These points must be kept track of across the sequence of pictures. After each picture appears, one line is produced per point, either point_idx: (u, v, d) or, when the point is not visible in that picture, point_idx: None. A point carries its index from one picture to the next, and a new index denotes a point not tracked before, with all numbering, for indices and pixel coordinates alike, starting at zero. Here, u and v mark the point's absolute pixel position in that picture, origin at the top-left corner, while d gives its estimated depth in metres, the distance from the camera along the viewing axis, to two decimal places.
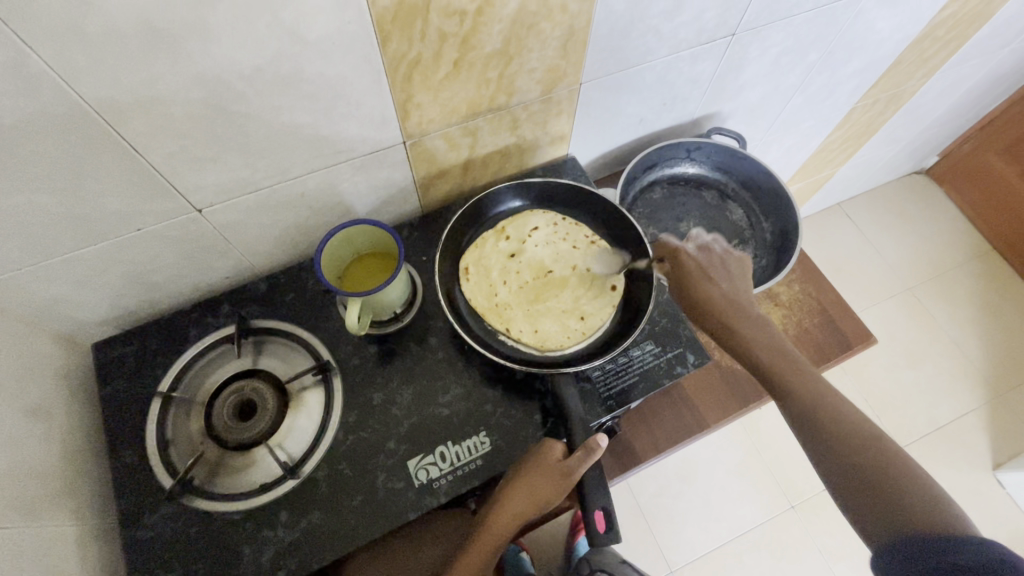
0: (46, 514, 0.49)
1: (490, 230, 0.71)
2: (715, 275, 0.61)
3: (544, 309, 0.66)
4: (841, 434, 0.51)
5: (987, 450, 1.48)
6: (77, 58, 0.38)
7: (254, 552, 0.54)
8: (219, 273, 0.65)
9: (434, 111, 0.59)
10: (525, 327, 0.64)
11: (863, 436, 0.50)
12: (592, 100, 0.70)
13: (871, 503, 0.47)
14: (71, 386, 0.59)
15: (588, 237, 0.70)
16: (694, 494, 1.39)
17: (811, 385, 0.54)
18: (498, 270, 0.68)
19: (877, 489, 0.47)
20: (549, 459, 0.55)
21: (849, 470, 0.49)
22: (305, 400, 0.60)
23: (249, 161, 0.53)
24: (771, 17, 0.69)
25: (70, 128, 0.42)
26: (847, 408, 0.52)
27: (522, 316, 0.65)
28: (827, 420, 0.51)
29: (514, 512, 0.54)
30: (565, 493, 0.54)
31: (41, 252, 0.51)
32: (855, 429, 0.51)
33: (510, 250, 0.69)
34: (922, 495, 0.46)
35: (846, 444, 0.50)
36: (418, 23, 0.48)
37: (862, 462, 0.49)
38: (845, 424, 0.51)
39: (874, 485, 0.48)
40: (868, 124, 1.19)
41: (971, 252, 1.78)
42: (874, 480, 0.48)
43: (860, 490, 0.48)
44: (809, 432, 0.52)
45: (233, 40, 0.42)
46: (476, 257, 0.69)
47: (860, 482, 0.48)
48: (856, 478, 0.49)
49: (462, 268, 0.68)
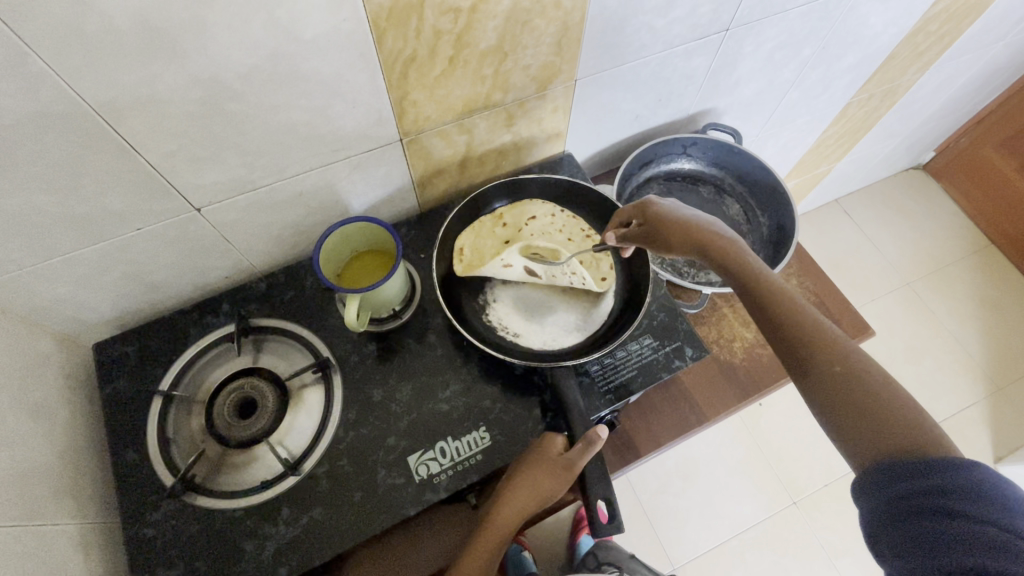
0: (48, 512, 0.50)
1: (488, 216, 0.72)
2: (691, 216, 0.59)
3: (532, 295, 0.67)
4: (822, 353, 0.47)
5: (989, 444, 1.48)
6: (76, 58, 0.39)
7: (256, 549, 0.54)
8: (219, 272, 0.66)
9: (430, 108, 0.59)
10: (509, 311, 0.66)
11: (841, 353, 0.46)
12: (587, 96, 0.70)
13: (856, 424, 0.43)
14: (73, 387, 0.59)
15: (584, 230, 0.70)
16: (696, 491, 1.39)
17: (789, 307, 0.50)
18: (490, 252, 0.68)
19: (861, 408, 0.43)
20: (552, 452, 0.55)
21: (833, 393, 0.45)
22: (306, 397, 0.61)
23: (247, 159, 0.53)
24: (764, 12, 0.69)
25: (69, 128, 0.43)
26: (828, 326, 0.48)
27: (508, 301, 0.67)
28: (807, 342, 0.48)
29: (517, 506, 0.55)
30: (568, 486, 0.54)
31: (41, 252, 0.51)
32: (834, 346, 0.47)
33: (506, 236, 0.69)
34: (908, 415, 0.42)
35: (826, 360, 0.46)
36: (413, 20, 0.48)
37: (844, 381, 0.45)
38: (829, 346, 0.47)
39: (858, 405, 0.44)
40: (864, 120, 1.19)
41: (970, 246, 1.78)
42: (855, 400, 0.44)
43: (841, 413, 0.44)
44: (792, 357, 0.49)
45: (230, 38, 0.42)
46: (471, 241, 0.69)
47: (846, 403, 0.44)
48: (839, 399, 0.45)
49: (456, 248, 0.68)
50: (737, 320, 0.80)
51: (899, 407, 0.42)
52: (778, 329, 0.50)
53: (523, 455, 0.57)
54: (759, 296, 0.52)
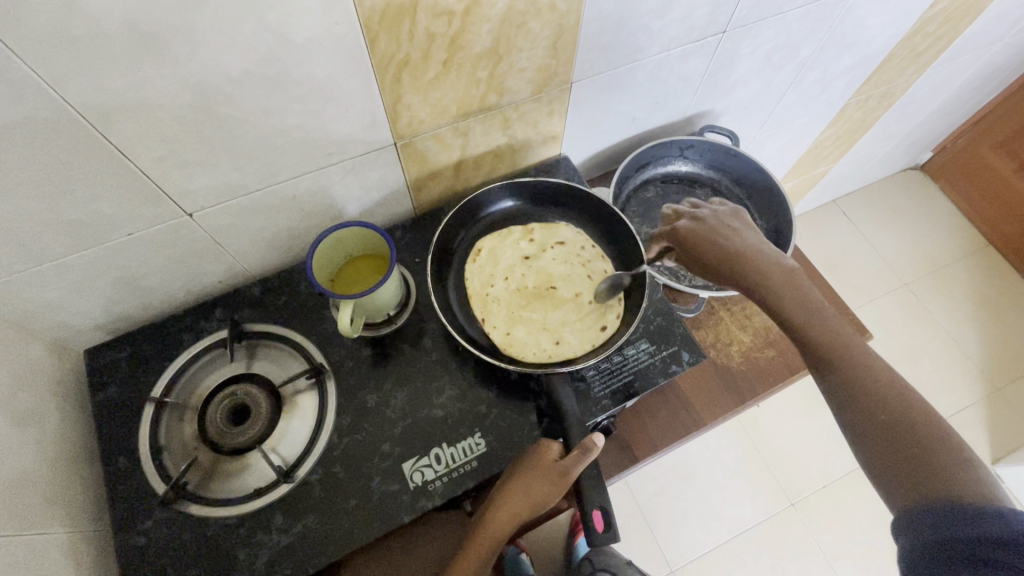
0: (38, 521, 0.49)
1: (519, 227, 0.72)
2: (738, 239, 0.60)
3: (528, 316, 0.67)
4: (864, 385, 0.48)
5: (986, 445, 1.48)
6: (63, 63, 0.38)
7: (248, 557, 0.53)
8: (212, 276, 0.65)
9: (424, 111, 0.58)
10: (499, 326, 0.65)
11: (884, 386, 0.47)
12: (584, 99, 0.70)
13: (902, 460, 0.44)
14: (64, 394, 0.58)
15: (607, 272, 0.69)
16: (694, 492, 1.39)
17: (835, 337, 0.51)
18: (507, 263, 0.69)
19: (904, 441, 0.44)
20: (548, 458, 0.54)
21: (876, 424, 0.46)
22: (299, 403, 0.60)
23: (239, 163, 0.53)
24: (762, 14, 0.69)
25: (57, 133, 0.42)
26: (872, 358, 0.49)
27: (505, 316, 0.66)
28: (851, 373, 0.49)
29: (511, 513, 0.54)
30: (563, 493, 0.54)
31: (30, 258, 0.50)
32: (878, 378, 0.48)
33: (528, 253, 0.70)
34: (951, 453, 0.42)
35: (868, 392, 0.47)
36: (406, 23, 0.48)
37: (887, 414, 0.46)
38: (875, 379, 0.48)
39: (901, 439, 0.44)
40: (862, 120, 1.19)
41: (968, 247, 1.78)
42: (898, 434, 0.45)
43: (885, 449, 0.45)
44: (833, 387, 0.50)
45: (220, 42, 0.42)
46: (492, 246, 0.70)
47: (888, 434, 0.45)
48: (882, 432, 0.46)
49: (474, 250, 0.70)
50: (734, 324, 0.79)
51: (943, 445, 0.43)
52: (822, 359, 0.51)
53: (518, 460, 0.57)
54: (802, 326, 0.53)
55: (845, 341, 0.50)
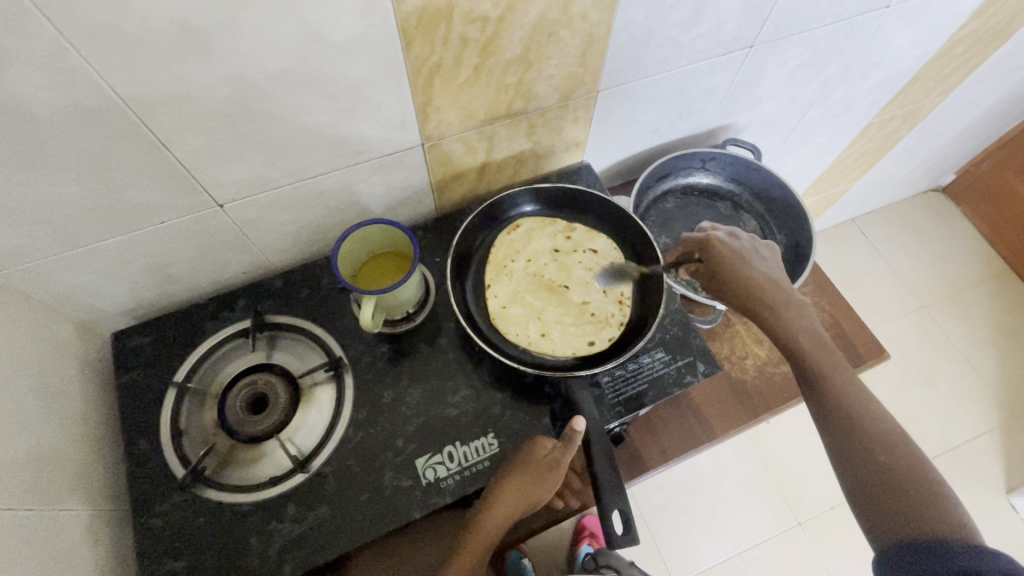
0: (61, 497, 0.51)
1: (562, 222, 0.72)
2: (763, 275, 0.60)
3: (532, 301, 0.67)
4: (865, 437, 0.51)
5: (1000, 474, 1.45)
6: (113, 55, 0.40)
7: (262, 544, 0.54)
8: (237, 267, 0.66)
9: (452, 114, 0.60)
10: (503, 297, 0.67)
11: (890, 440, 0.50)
12: (608, 108, 0.71)
13: (896, 503, 0.47)
14: (90, 374, 0.60)
15: (622, 296, 0.67)
16: (699, 506, 1.38)
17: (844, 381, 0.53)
18: (536, 247, 0.70)
19: (893, 496, 0.48)
20: (540, 453, 0.55)
21: (867, 472, 0.50)
22: (317, 394, 0.61)
23: (270, 158, 0.54)
24: (789, 30, 0.69)
25: (101, 123, 0.44)
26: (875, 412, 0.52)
27: (510, 290, 0.68)
28: (854, 423, 0.51)
29: (507, 510, 0.54)
30: (557, 485, 0.55)
31: (67, 241, 0.52)
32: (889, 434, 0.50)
33: (559, 247, 0.71)
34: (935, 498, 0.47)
35: (874, 442, 0.50)
36: (441, 28, 0.49)
37: (889, 466, 0.49)
38: (878, 427, 0.51)
39: (894, 492, 0.48)
40: (886, 140, 1.18)
41: (987, 271, 1.76)
42: (894, 486, 0.48)
43: (882, 496, 0.48)
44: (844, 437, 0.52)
45: (262, 41, 0.43)
46: (532, 228, 0.72)
47: (876, 486, 0.49)
48: (879, 484, 0.49)
49: (513, 225, 0.72)
50: (750, 337, 0.80)
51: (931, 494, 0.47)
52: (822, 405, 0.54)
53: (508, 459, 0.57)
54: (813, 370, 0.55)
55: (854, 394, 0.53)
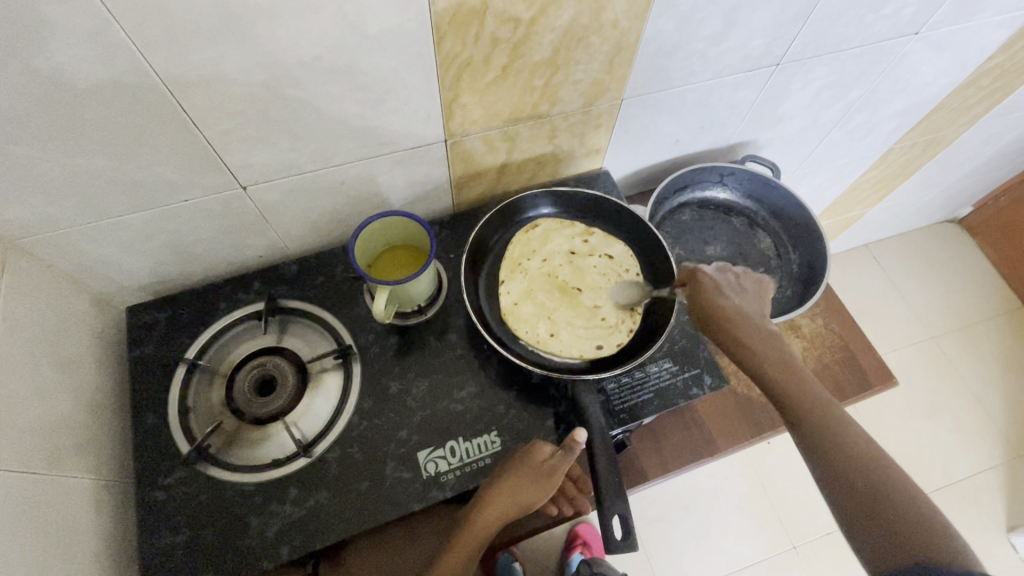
0: (68, 464, 0.51)
1: (580, 224, 0.72)
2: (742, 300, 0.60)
3: (544, 300, 0.67)
4: (844, 450, 0.51)
5: (1002, 512, 1.43)
6: (154, 34, 0.40)
7: (259, 525, 0.55)
8: (253, 250, 0.67)
9: (477, 112, 0.60)
10: (516, 293, 0.67)
11: (870, 461, 0.50)
12: (631, 116, 0.71)
13: (881, 529, 0.48)
14: (102, 346, 0.61)
15: (634, 302, 0.67)
16: (695, 524, 1.36)
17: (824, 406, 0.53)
18: (553, 248, 0.70)
19: (881, 520, 0.48)
20: (537, 459, 0.56)
21: (855, 499, 0.49)
22: (325, 380, 0.62)
23: (296, 144, 0.55)
24: (817, 50, 0.69)
25: (136, 99, 0.45)
26: (863, 438, 0.52)
27: (523, 287, 0.68)
28: (833, 439, 0.52)
29: (498, 510, 0.54)
30: (551, 491, 0.56)
31: (92, 214, 0.53)
32: (864, 455, 0.51)
33: (576, 249, 0.71)
34: (919, 519, 0.47)
35: (853, 468, 0.50)
36: (474, 27, 0.50)
37: (869, 488, 0.49)
38: (857, 448, 0.51)
39: (879, 516, 0.48)
40: (905, 167, 1.18)
41: (1000, 306, 1.74)
42: (874, 510, 0.48)
43: (865, 522, 0.49)
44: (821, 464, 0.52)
45: (299, 28, 0.44)
46: (550, 228, 0.72)
47: (866, 513, 0.49)
48: (863, 509, 0.49)
49: (531, 223, 0.72)
50: None
51: (914, 515, 0.47)
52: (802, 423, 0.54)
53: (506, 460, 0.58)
54: (791, 396, 0.54)
55: (831, 416, 0.53)
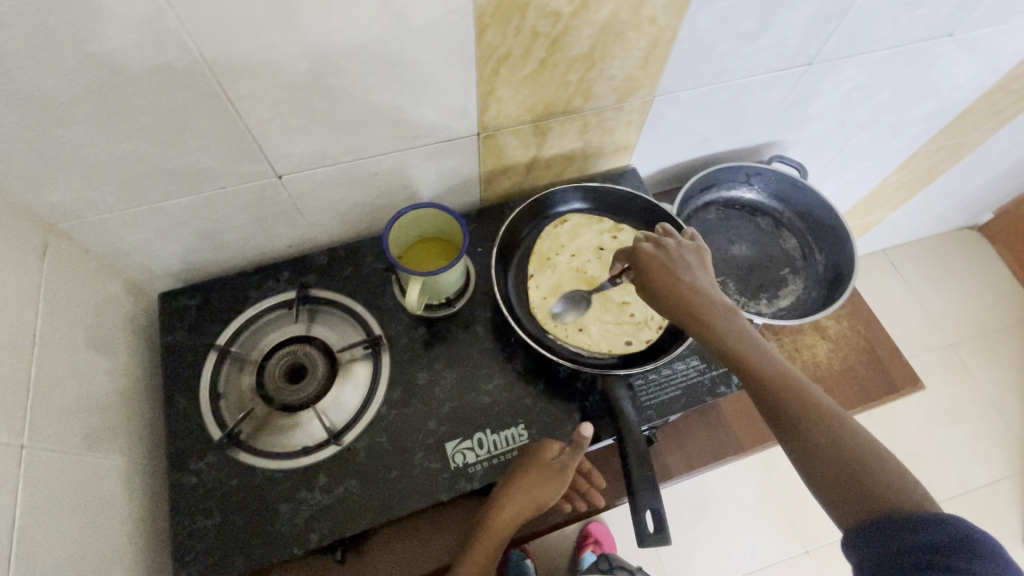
0: (104, 446, 0.52)
1: (609, 221, 0.73)
2: (684, 265, 0.56)
3: (573, 295, 0.67)
4: (804, 411, 0.48)
5: (1017, 522, 1.42)
6: (206, 21, 0.41)
7: (289, 512, 0.55)
8: (284, 240, 0.68)
9: (512, 106, 0.60)
10: (545, 287, 0.68)
11: (828, 415, 0.47)
12: (662, 114, 0.71)
13: (849, 489, 0.45)
14: (135, 332, 0.62)
15: None
16: (706, 525, 1.36)
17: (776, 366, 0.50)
18: (582, 243, 0.71)
19: (849, 480, 0.45)
20: (548, 457, 0.56)
21: (818, 461, 0.46)
22: (354, 370, 0.62)
23: (333, 134, 0.55)
24: (851, 50, 0.69)
25: (183, 85, 0.45)
26: (819, 394, 0.49)
27: (552, 282, 0.68)
28: (793, 399, 0.48)
29: (513, 510, 0.55)
30: (563, 488, 0.56)
31: (131, 199, 0.54)
32: (824, 412, 0.47)
33: (605, 245, 0.71)
34: (886, 470, 0.44)
35: (813, 429, 0.47)
36: (515, 20, 0.50)
37: (833, 446, 0.46)
38: (813, 405, 0.48)
39: (846, 476, 0.45)
40: (929, 171, 1.17)
41: (1017, 314, 1.73)
42: (842, 471, 0.45)
43: (832, 483, 0.45)
44: (783, 429, 0.49)
45: (345, 17, 0.44)
46: (579, 224, 0.72)
47: (832, 473, 0.45)
48: (829, 469, 0.45)
49: (561, 219, 0.72)
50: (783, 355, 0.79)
51: (880, 467, 0.44)
52: (759, 390, 0.50)
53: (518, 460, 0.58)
54: (743, 360, 0.51)
55: (786, 375, 0.49)
